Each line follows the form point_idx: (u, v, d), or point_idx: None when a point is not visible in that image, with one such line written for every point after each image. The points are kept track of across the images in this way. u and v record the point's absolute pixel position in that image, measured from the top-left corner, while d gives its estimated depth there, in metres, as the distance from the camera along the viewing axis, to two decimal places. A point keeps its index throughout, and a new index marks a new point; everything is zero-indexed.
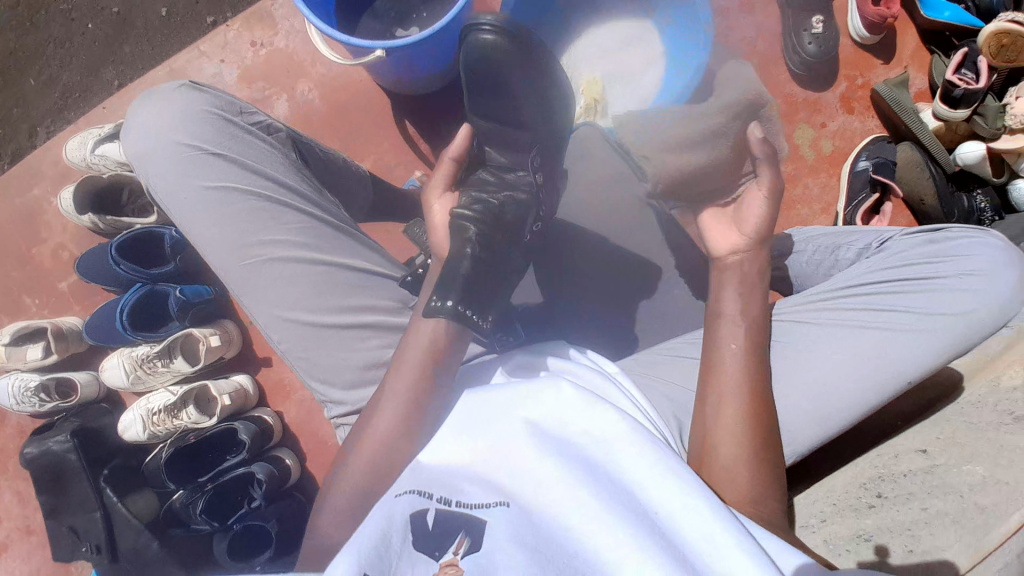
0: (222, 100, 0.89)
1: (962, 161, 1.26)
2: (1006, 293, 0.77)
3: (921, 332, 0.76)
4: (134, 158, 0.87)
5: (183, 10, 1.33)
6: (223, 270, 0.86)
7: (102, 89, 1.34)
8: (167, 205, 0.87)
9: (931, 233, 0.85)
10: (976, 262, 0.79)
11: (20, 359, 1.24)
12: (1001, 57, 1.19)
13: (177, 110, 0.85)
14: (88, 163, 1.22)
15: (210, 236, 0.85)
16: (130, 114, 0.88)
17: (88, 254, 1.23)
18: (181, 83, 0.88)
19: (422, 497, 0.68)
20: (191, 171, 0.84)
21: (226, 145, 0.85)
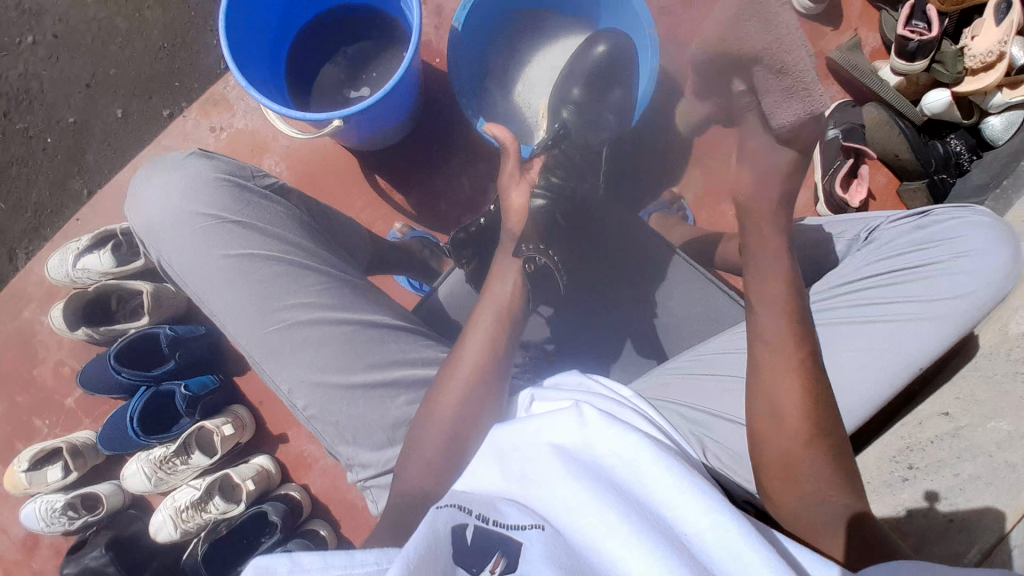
0: (233, 166, 0.86)
1: (929, 110, 1.25)
2: (1000, 269, 0.80)
3: (925, 321, 0.78)
4: (141, 230, 0.82)
5: (138, 108, 1.33)
6: (243, 340, 0.80)
7: (73, 201, 1.34)
8: (180, 279, 0.82)
9: (918, 217, 0.87)
10: (967, 244, 0.81)
11: (41, 482, 1.23)
12: (949, 2, 1.20)
13: (190, 180, 0.81)
14: (72, 277, 1.23)
15: (228, 305, 0.80)
16: (134, 184, 0.83)
17: (87, 366, 1.23)
18: (190, 151, 0.85)
19: (461, 511, 0.62)
20: (209, 240, 0.80)
21: (243, 211, 0.82)
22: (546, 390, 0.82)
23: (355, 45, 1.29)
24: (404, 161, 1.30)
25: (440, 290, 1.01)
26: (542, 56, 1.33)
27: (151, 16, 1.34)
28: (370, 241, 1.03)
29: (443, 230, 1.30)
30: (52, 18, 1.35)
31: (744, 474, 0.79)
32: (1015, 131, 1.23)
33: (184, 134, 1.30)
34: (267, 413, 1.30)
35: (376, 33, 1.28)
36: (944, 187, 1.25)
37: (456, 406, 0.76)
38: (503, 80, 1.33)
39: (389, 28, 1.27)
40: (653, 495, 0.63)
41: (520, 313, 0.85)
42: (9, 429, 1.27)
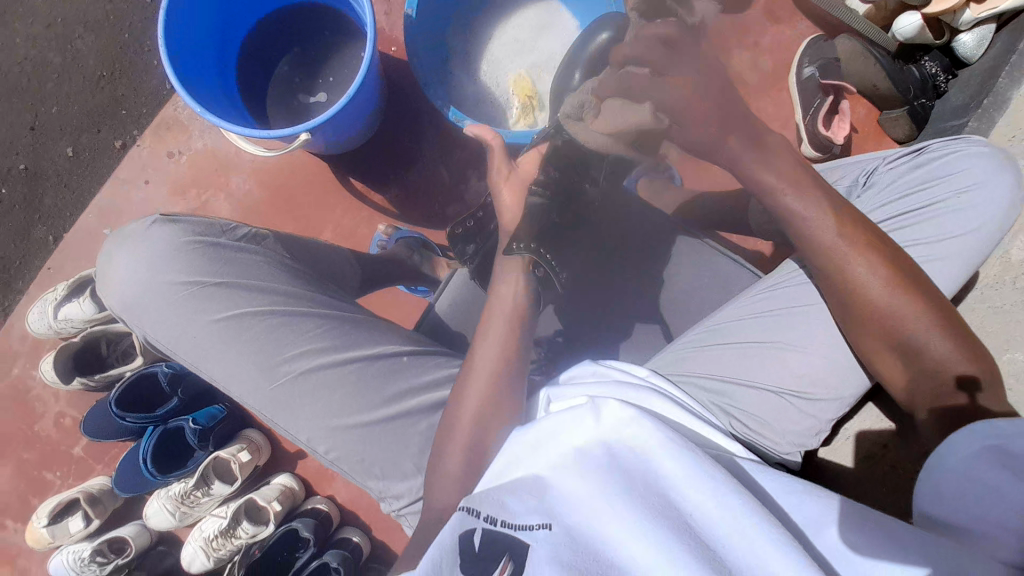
0: (199, 223, 0.83)
1: (901, 35, 1.20)
2: (1005, 198, 0.79)
3: (932, 264, 0.79)
4: (120, 309, 0.79)
5: (89, 143, 1.27)
6: (251, 398, 0.79)
7: (39, 249, 1.28)
8: (169, 349, 0.80)
9: (914, 155, 0.86)
10: (970, 178, 0.80)
11: (65, 533, 1.19)
12: None
13: (159, 248, 0.78)
14: (55, 329, 1.19)
15: (226, 368, 0.79)
16: (103, 260, 0.81)
17: (87, 416, 1.19)
18: (152, 217, 0.81)
19: (469, 515, 0.64)
20: (193, 308, 0.78)
21: (221, 270, 0.79)
22: (562, 389, 0.81)
23: (306, 48, 1.24)
24: (377, 160, 1.26)
25: (439, 301, 0.99)
26: (502, 29, 1.30)
27: (85, 45, 1.27)
28: (354, 257, 1.02)
29: (429, 225, 1.27)
30: None
31: (775, 439, 0.82)
32: (987, 48, 1.18)
33: (142, 163, 1.25)
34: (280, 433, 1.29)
35: (326, 30, 1.23)
36: (925, 112, 1.23)
37: (472, 424, 0.76)
38: (466, 61, 1.29)
39: (340, 23, 1.22)
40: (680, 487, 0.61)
41: (526, 317, 0.84)
42: (21, 488, 1.24)
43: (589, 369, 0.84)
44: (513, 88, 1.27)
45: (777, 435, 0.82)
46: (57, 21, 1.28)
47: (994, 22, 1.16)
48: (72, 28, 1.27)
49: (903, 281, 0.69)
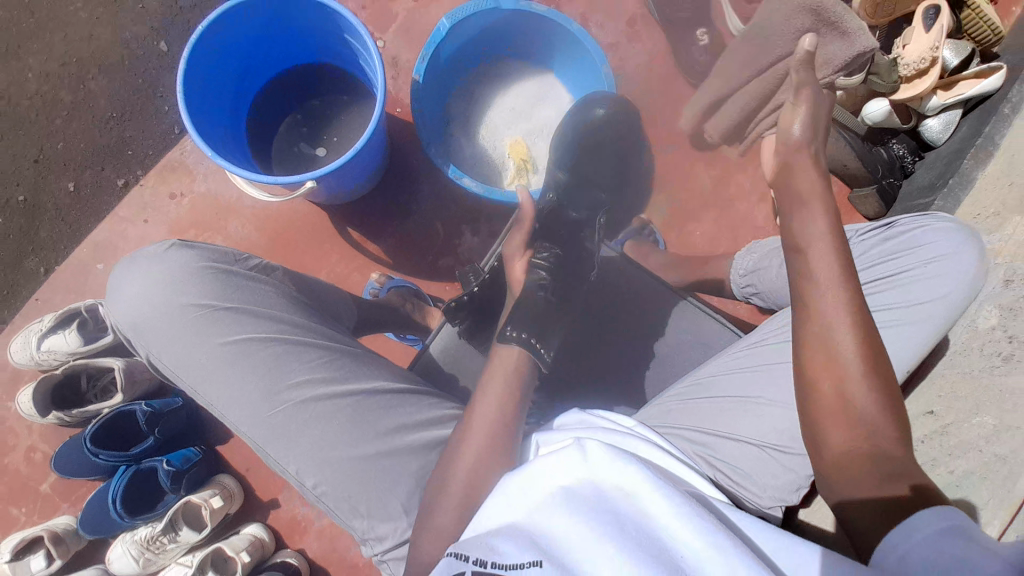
0: (213, 252, 0.88)
1: (871, 119, 1.30)
2: (972, 268, 0.84)
3: (899, 329, 0.84)
4: (127, 326, 0.83)
5: (91, 180, 1.30)
6: (247, 426, 0.81)
7: (29, 281, 1.29)
8: (169, 369, 0.82)
9: (885, 229, 0.93)
10: (938, 247, 0.86)
11: (25, 571, 1.14)
12: (879, 16, 1.27)
13: (173, 271, 0.83)
14: (36, 361, 1.17)
15: (225, 391, 0.81)
16: (115, 280, 0.85)
17: (59, 452, 1.16)
18: (169, 242, 0.86)
19: (459, 559, 0.65)
20: (201, 330, 0.81)
21: (232, 297, 0.84)
22: (551, 433, 0.83)
23: (319, 105, 1.29)
24: (375, 211, 1.30)
25: (434, 345, 1.02)
26: (499, 99, 1.37)
27: (96, 87, 1.30)
28: (355, 302, 1.05)
29: (422, 276, 1.30)
30: None
31: (756, 491, 0.84)
32: (954, 129, 1.28)
33: (144, 204, 1.27)
34: (254, 480, 1.24)
35: (341, 92, 1.29)
36: (892, 191, 1.32)
37: (468, 470, 0.77)
38: (467, 124, 1.36)
39: (346, 82, 1.28)
40: (657, 520, 0.64)
41: (525, 378, 0.86)
42: None
43: (570, 419, 0.87)
44: (508, 151, 1.34)
45: (758, 487, 0.84)
46: (71, 61, 1.31)
47: (960, 108, 1.26)
48: (85, 69, 1.30)
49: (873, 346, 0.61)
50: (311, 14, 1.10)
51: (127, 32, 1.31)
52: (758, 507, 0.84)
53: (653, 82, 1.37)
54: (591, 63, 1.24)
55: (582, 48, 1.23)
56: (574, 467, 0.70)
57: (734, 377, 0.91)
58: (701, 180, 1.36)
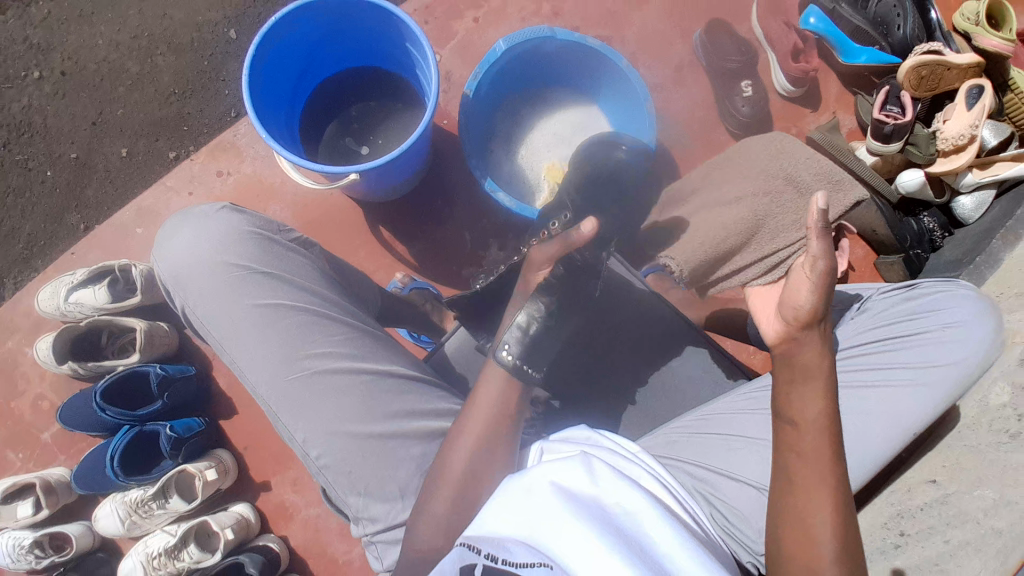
0: (260, 219, 0.91)
1: (904, 189, 1.32)
2: (986, 338, 0.86)
3: (915, 388, 0.84)
4: (169, 277, 0.86)
5: (144, 148, 1.35)
6: (264, 388, 0.82)
7: (68, 235, 1.34)
8: (200, 322, 0.85)
9: (907, 290, 0.91)
10: (957, 313, 0.87)
11: (10, 518, 1.15)
12: (923, 88, 1.29)
13: (220, 230, 0.85)
14: (63, 311, 1.20)
15: (249, 353, 0.83)
16: (165, 231, 0.88)
17: (68, 403, 1.18)
18: (220, 204, 0.90)
19: (470, 550, 0.66)
20: (238, 290, 0.83)
21: (271, 263, 0.86)
22: (555, 443, 0.84)
23: (371, 108, 1.33)
24: (407, 214, 1.33)
25: (447, 344, 1.03)
26: (542, 124, 1.42)
27: (163, 63, 1.37)
28: (381, 293, 1.07)
29: (444, 282, 1.33)
30: (60, 53, 1.36)
31: (751, 535, 0.83)
32: (986, 210, 1.30)
33: (191, 177, 1.31)
34: (251, 459, 1.25)
35: (396, 100, 1.32)
36: (921, 262, 1.32)
37: (460, 471, 0.77)
38: (509, 144, 1.40)
39: (398, 89, 1.32)
40: (661, 545, 0.65)
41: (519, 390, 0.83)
42: None
43: (564, 437, 0.87)
44: (544, 174, 1.39)
45: (754, 531, 0.83)
46: (142, 35, 1.37)
47: (994, 188, 1.28)
48: (156, 45, 1.37)
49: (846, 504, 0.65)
50: (374, 18, 1.14)
51: (200, 17, 1.37)
52: (744, 555, 0.83)
53: (694, 127, 1.40)
54: (634, 100, 1.27)
55: (628, 84, 1.26)
56: (578, 478, 0.72)
57: (742, 417, 0.91)
58: None
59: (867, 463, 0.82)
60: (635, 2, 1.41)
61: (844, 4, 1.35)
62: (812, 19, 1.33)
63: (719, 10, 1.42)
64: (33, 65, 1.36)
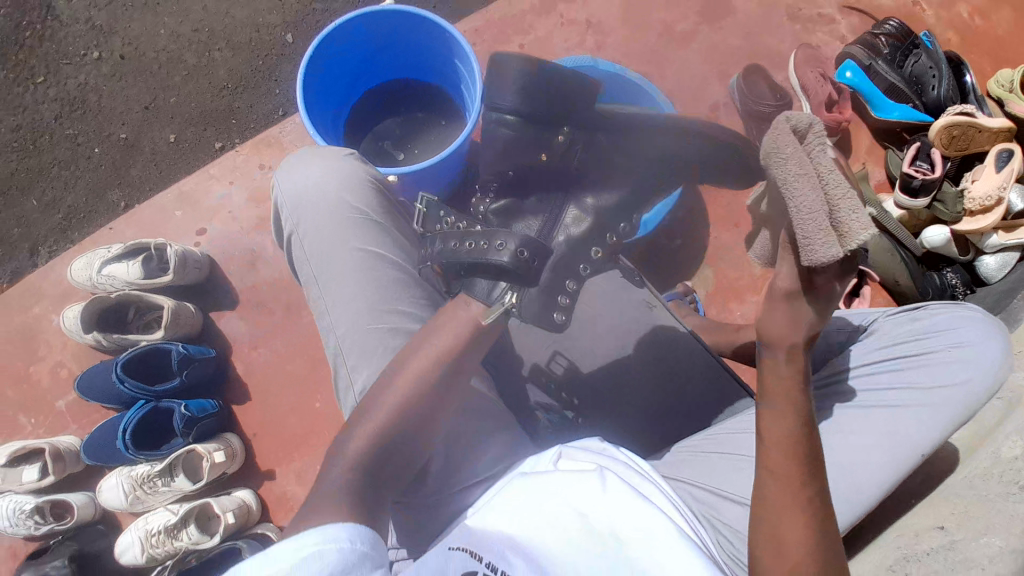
0: (378, 180, 0.97)
1: (929, 243, 1.33)
2: (995, 362, 0.87)
3: (926, 409, 0.84)
4: (288, 200, 0.90)
5: (192, 136, 1.40)
6: (340, 325, 0.84)
7: (108, 211, 1.37)
8: (302, 247, 0.89)
9: (911, 311, 0.94)
10: (963, 335, 0.88)
11: (14, 481, 1.15)
12: (953, 148, 1.31)
13: (348, 173, 0.92)
14: (94, 282, 1.22)
15: (337, 289, 0.85)
16: (296, 160, 0.94)
17: (88, 372, 1.19)
18: (349, 154, 0.97)
19: (473, 558, 0.66)
20: (347, 228, 0.88)
21: (381, 216, 0.91)
22: (574, 450, 0.81)
23: (414, 119, 1.36)
24: None
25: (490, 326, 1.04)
26: None
27: (220, 58, 1.42)
28: None
29: None
30: (121, 38, 1.42)
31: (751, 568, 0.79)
32: (1008, 271, 1.31)
33: (233, 167, 1.35)
34: (259, 446, 1.24)
35: (438, 114, 1.36)
36: None
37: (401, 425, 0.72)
38: None
39: (439, 103, 1.36)
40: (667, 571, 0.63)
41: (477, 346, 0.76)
42: None
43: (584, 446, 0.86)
44: None
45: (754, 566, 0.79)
46: (203, 30, 1.43)
47: (1018, 251, 1.30)
48: (216, 41, 1.42)
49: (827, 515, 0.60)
50: (427, 32, 1.19)
51: (261, 19, 1.43)
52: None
53: None
54: None
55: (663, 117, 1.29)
56: (592, 494, 0.72)
57: (750, 436, 0.89)
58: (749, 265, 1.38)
59: (876, 485, 0.81)
60: (678, 42, 1.46)
61: (880, 61, 1.38)
62: (847, 73, 1.40)
63: (758, 57, 1.47)
64: (94, 45, 1.41)
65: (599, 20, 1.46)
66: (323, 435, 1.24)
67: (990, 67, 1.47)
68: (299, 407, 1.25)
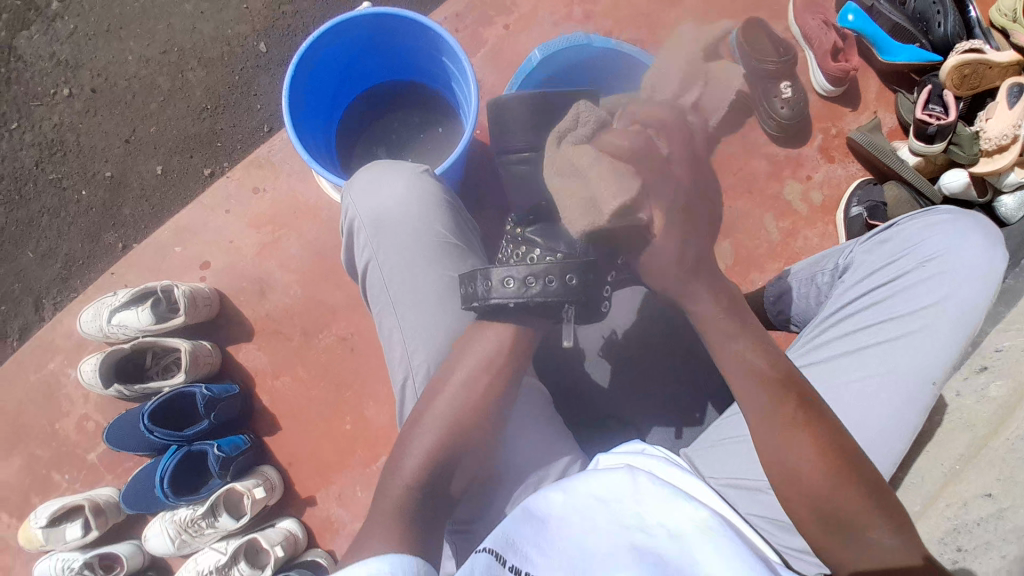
0: (453, 198, 0.95)
1: (947, 190, 1.29)
2: (976, 263, 0.83)
3: (918, 334, 0.80)
4: (368, 219, 0.88)
5: (178, 166, 1.35)
6: (420, 354, 0.83)
7: (105, 254, 1.34)
8: (380, 271, 0.87)
9: (881, 235, 0.93)
10: (932, 246, 0.85)
11: (58, 540, 1.17)
12: (965, 87, 1.26)
13: (427, 195, 0.90)
14: (105, 333, 1.20)
15: (415, 315, 0.84)
16: (370, 176, 0.91)
17: (115, 423, 1.19)
18: (422, 168, 0.94)
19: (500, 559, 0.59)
20: (432, 257, 0.86)
21: (461, 239, 0.90)
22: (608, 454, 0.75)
23: (408, 122, 1.31)
24: None
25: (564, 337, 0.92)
26: None
27: (193, 78, 1.36)
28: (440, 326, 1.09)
29: None
30: (88, 70, 1.36)
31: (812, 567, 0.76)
32: None
33: (227, 194, 1.30)
34: (296, 475, 1.25)
35: (433, 112, 1.31)
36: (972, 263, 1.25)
37: (425, 461, 0.74)
38: None
39: (432, 100, 1.31)
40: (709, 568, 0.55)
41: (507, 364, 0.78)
42: (26, 481, 1.24)
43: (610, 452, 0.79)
44: None
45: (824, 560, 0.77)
46: (171, 50, 1.37)
47: None
48: (186, 60, 1.36)
49: (842, 462, 0.59)
50: (409, 33, 1.13)
51: (229, 30, 1.37)
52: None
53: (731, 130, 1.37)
54: None
55: None
56: (620, 491, 0.65)
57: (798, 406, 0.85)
58: (768, 232, 1.34)
59: (894, 427, 0.78)
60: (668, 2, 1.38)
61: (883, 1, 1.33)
62: (850, 16, 1.33)
63: (754, 9, 1.39)
64: (63, 82, 1.37)
65: None
66: (357, 456, 1.24)
67: None
68: (329, 430, 1.25)
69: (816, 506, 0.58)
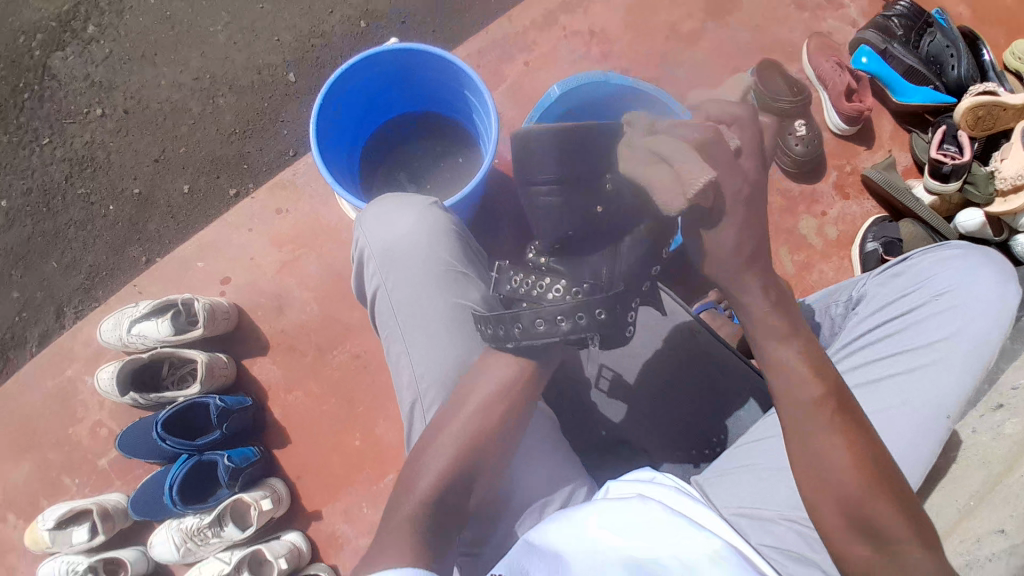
0: (462, 226, 0.96)
1: (963, 229, 1.30)
2: (990, 297, 0.84)
3: (933, 367, 0.80)
4: (379, 248, 0.90)
5: (205, 185, 1.39)
6: (428, 381, 0.84)
7: (130, 266, 1.37)
8: (390, 299, 0.89)
9: (894, 271, 0.94)
10: (945, 281, 0.86)
11: (64, 542, 1.17)
12: (980, 127, 1.29)
13: (435, 225, 0.91)
14: (125, 341, 1.23)
15: (423, 342, 0.86)
16: (381, 207, 0.93)
17: (127, 431, 1.20)
18: (431, 198, 0.96)
19: None
20: (440, 285, 0.88)
21: (469, 268, 0.91)
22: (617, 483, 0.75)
23: (430, 150, 1.35)
24: None
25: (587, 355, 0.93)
26: None
27: (224, 103, 1.41)
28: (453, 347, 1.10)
29: None
30: (122, 92, 1.42)
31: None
32: None
33: (251, 213, 1.34)
34: (303, 490, 1.25)
35: (453, 141, 1.34)
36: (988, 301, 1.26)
37: (439, 480, 0.74)
38: None
39: (452, 129, 1.34)
40: None
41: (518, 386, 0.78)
42: (35, 485, 1.24)
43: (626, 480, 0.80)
44: None
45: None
46: (204, 77, 1.42)
47: None
48: (218, 86, 1.42)
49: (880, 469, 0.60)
50: (433, 67, 1.17)
51: (261, 60, 1.42)
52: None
53: None
54: None
55: None
56: (631, 521, 0.65)
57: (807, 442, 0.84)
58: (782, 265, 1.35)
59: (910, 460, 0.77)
60: (685, 42, 1.42)
61: (896, 44, 1.35)
62: (862, 58, 1.34)
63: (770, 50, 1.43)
64: (96, 102, 1.42)
65: (602, 28, 1.43)
66: (365, 473, 1.24)
67: (1005, 38, 1.42)
68: (339, 446, 1.25)
69: (859, 501, 0.59)
